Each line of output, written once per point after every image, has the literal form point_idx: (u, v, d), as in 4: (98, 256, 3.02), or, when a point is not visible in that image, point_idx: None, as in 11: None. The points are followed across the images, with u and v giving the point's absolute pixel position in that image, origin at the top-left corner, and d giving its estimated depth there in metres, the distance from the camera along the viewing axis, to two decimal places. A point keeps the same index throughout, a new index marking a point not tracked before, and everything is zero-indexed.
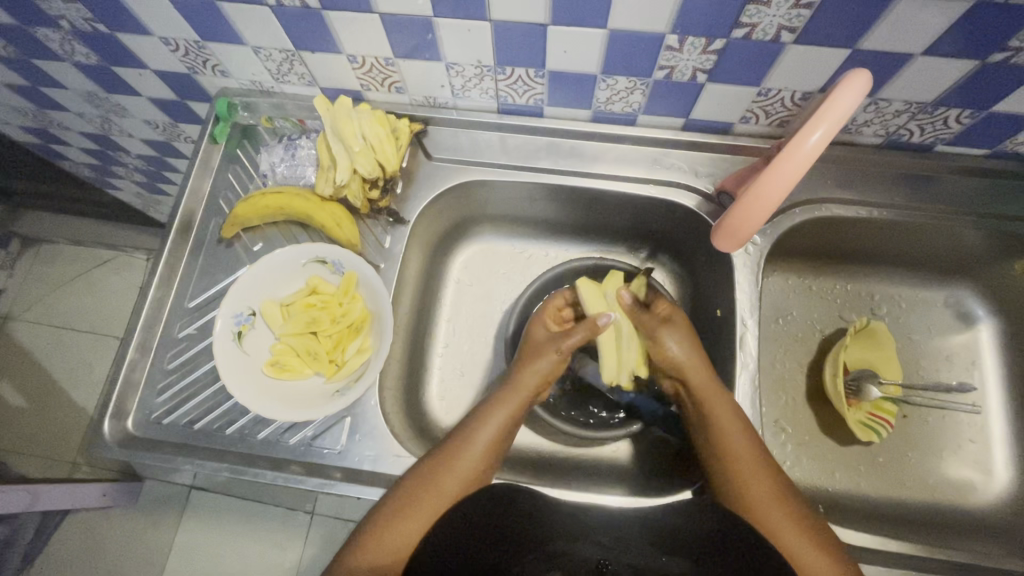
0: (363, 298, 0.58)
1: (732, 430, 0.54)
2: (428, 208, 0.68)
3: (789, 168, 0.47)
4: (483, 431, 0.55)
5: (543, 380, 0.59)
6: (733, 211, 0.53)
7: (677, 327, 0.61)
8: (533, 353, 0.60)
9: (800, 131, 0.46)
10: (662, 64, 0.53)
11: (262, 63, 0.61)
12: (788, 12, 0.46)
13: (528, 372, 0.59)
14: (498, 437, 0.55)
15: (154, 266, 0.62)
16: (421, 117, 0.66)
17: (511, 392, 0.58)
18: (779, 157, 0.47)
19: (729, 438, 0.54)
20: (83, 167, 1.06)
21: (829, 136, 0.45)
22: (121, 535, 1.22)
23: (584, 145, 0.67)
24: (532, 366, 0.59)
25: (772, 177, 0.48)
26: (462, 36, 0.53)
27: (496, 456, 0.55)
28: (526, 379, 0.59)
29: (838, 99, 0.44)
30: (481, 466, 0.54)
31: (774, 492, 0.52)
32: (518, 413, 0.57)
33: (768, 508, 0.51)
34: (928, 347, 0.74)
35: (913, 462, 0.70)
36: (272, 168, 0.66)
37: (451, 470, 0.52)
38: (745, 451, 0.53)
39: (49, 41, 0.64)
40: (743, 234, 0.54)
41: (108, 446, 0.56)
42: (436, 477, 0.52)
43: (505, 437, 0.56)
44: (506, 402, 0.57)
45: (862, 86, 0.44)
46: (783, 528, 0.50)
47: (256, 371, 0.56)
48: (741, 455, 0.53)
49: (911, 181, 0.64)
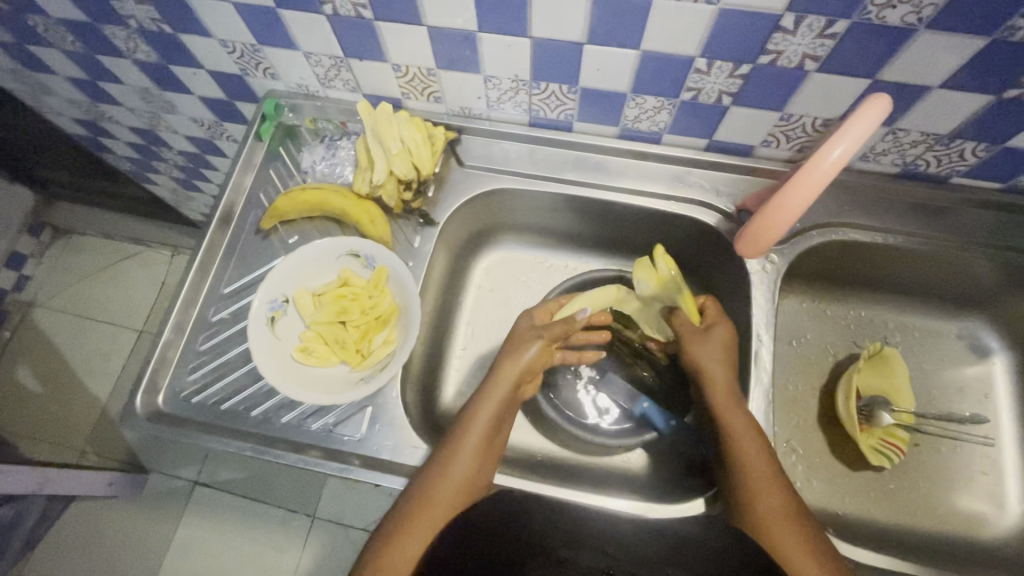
0: (392, 292, 0.60)
1: (744, 438, 0.54)
2: (458, 212, 0.71)
3: (810, 183, 0.50)
4: (468, 436, 0.56)
5: (526, 369, 0.60)
6: (760, 220, 0.58)
7: (716, 342, 0.60)
8: (517, 346, 0.61)
9: (821, 147, 0.49)
10: (689, 86, 0.56)
11: (311, 68, 0.65)
12: (813, 42, 0.49)
13: (510, 365, 0.60)
14: (486, 438, 0.56)
15: (193, 252, 0.65)
16: (456, 126, 0.69)
17: (494, 387, 0.58)
18: (800, 176, 0.51)
19: (743, 447, 0.54)
20: (125, 161, 1.11)
21: (849, 155, 0.47)
22: (127, 523, 1.32)
23: (609, 161, 0.69)
24: (515, 358, 0.60)
25: (793, 194, 0.52)
26: (502, 50, 0.56)
27: (489, 460, 0.56)
28: (501, 380, 0.59)
29: (861, 117, 0.46)
30: (476, 472, 0.54)
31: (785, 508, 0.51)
32: (504, 407, 0.58)
33: (781, 527, 0.50)
34: (941, 377, 0.75)
35: (924, 490, 0.70)
36: (312, 166, 0.70)
37: (444, 480, 0.53)
38: (757, 462, 0.53)
39: (116, 39, 0.68)
40: (761, 247, 0.61)
41: (138, 420, 0.58)
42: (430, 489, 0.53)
43: (492, 442, 0.57)
44: (490, 400, 0.58)
45: (884, 109, 0.45)
46: (790, 544, 0.49)
47: (285, 355, 0.58)
48: (753, 466, 0.53)
49: (928, 212, 0.66)
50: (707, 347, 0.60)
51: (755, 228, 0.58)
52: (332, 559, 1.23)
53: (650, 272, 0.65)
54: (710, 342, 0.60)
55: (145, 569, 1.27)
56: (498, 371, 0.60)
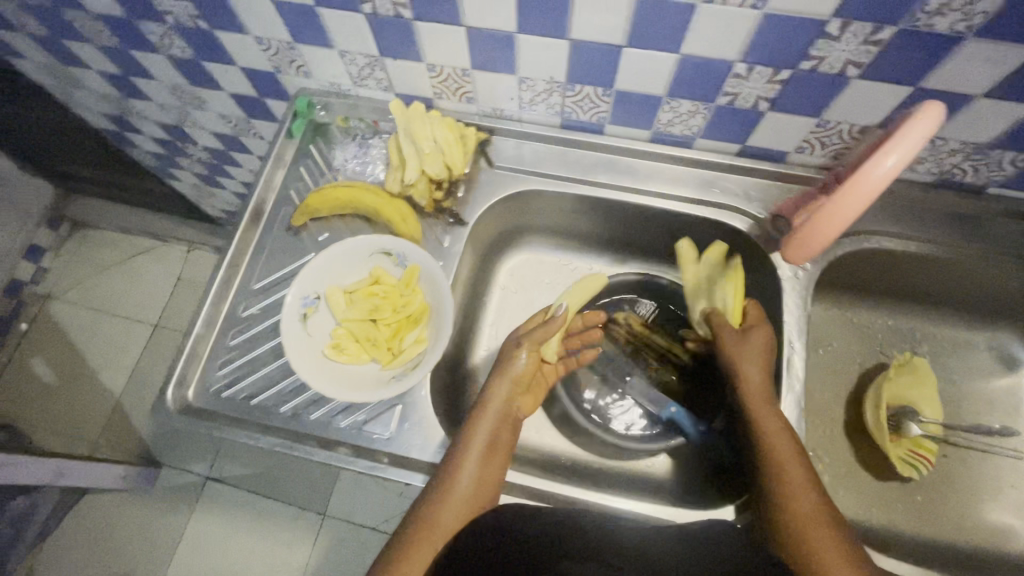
0: (423, 290, 0.60)
1: (777, 444, 0.54)
2: (487, 212, 0.71)
3: (861, 191, 0.50)
4: (470, 449, 0.55)
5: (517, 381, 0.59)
6: (808, 226, 0.57)
7: (754, 346, 0.59)
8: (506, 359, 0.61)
9: (873, 156, 0.48)
10: (727, 91, 0.56)
11: (345, 66, 0.66)
12: (857, 48, 0.48)
13: (501, 379, 0.59)
14: (486, 451, 0.55)
15: (225, 248, 0.65)
16: (487, 127, 0.70)
17: (489, 401, 0.58)
18: (852, 182, 0.50)
19: (777, 453, 0.53)
20: (149, 156, 1.11)
21: (903, 164, 0.47)
22: (139, 517, 1.32)
23: (639, 164, 0.69)
24: (506, 371, 0.60)
25: (848, 199, 0.51)
26: (540, 52, 0.56)
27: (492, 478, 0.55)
28: (494, 400, 0.58)
29: (913, 127, 0.45)
30: (478, 487, 0.53)
31: (825, 519, 0.49)
32: (503, 420, 0.58)
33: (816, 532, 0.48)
34: (969, 388, 0.74)
35: (951, 502, 0.69)
36: (344, 164, 0.70)
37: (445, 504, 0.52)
38: (790, 468, 0.52)
39: (151, 34, 0.69)
40: (808, 250, 0.60)
41: (169, 413, 0.59)
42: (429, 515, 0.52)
43: (493, 459, 0.55)
44: (488, 414, 0.57)
45: (938, 117, 0.45)
46: (828, 552, 0.47)
47: (317, 352, 0.58)
48: (787, 472, 0.52)
49: (961, 222, 0.66)
50: (749, 344, 0.59)
51: (803, 233, 0.58)
52: (343, 558, 1.23)
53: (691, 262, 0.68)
54: (750, 345, 0.60)
55: (156, 562, 1.27)
56: (487, 390, 0.59)
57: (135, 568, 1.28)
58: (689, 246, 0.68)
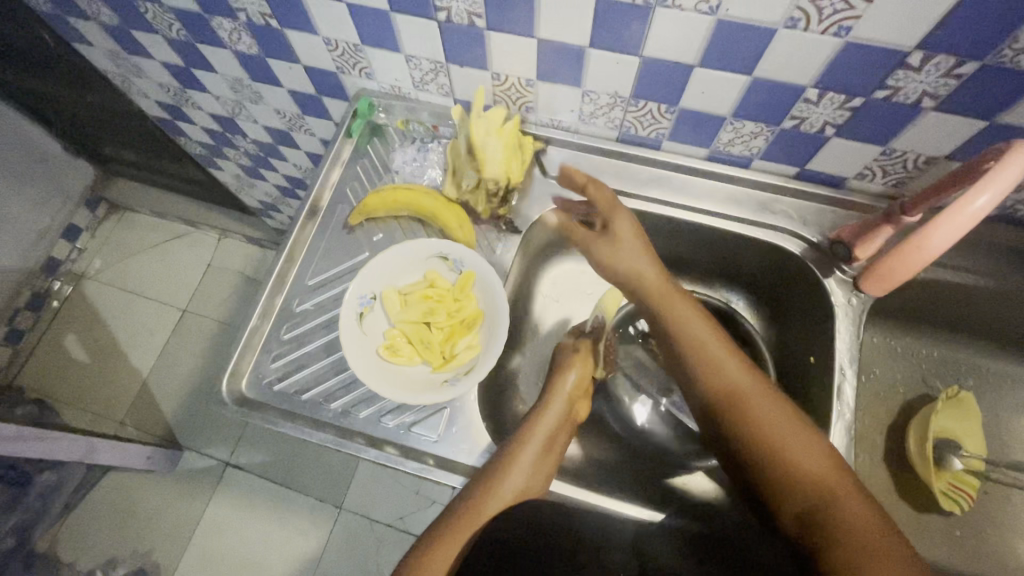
0: (477, 296, 0.61)
1: (705, 347, 0.54)
2: (539, 222, 0.71)
3: (950, 228, 0.49)
4: (530, 442, 0.57)
5: (577, 384, 0.63)
6: (888, 260, 0.57)
7: (624, 237, 0.60)
8: (565, 364, 0.65)
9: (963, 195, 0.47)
10: (794, 115, 0.56)
11: (409, 70, 0.67)
12: (936, 80, 0.48)
13: (562, 383, 0.63)
14: (547, 443, 0.58)
15: (282, 243, 0.66)
16: (543, 137, 0.70)
17: (552, 399, 0.61)
18: (942, 219, 0.49)
19: (706, 354, 0.54)
20: (196, 145, 1.14)
21: (995, 203, 0.46)
22: (160, 497, 1.34)
23: (693, 182, 0.69)
24: (564, 373, 0.64)
25: (934, 238, 0.51)
26: (609, 67, 0.57)
27: (537, 487, 0.56)
28: (555, 402, 0.61)
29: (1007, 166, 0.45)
30: (534, 476, 0.55)
31: (762, 396, 0.50)
32: (563, 418, 0.61)
33: (792, 447, 0.46)
34: (1015, 425, 0.73)
35: (992, 540, 0.68)
36: (401, 166, 0.71)
37: (486, 503, 0.53)
38: (720, 364, 0.53)
39: (221, 30, 0.70)
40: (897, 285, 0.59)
41: (223, 402, 0.60)
42: (463, 510, 0.52)
43: (541, 468, 0.56)
44: (551, 414, 0.60)
45: None
46: (778, 433, 0.47)
47: (371, 351, 0.59)
48: (736, 391, 0.51)
49: (1019, 258, 0.65)
50: (618, 242, 0.60)
51: (885, 267, 0.58)
52: (358, 551, 1.24)
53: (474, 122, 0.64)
54: (619, 234, 0.60)
55: (174, 543, 1.29)
56: (548, 394, 0.62)
57: (154, 547, 1.30)
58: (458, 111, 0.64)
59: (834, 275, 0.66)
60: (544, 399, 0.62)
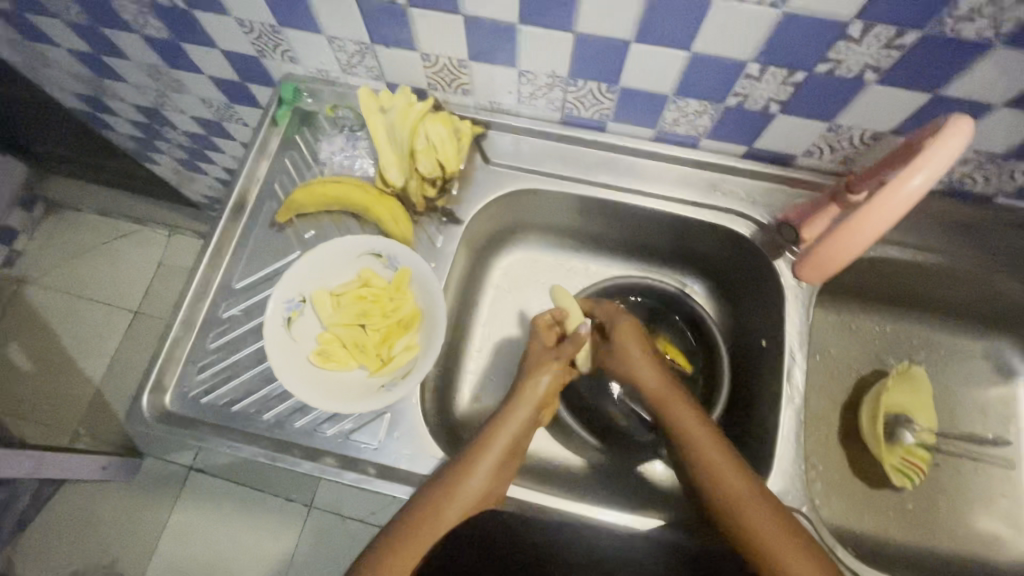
0: (414, 294, 0.58)
1: (709, 455, 0.55)
2: (483, 211, 0.68)
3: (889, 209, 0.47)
4: (493, 448, 0.54)
5: (546, 394, 0.59)
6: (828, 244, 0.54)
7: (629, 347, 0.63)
8: (534, 369, 0.60)
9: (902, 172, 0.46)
10: (737, 91, 0.54)
11: (333, 53, 0.62)
12: (878, 52, 0.46)
13: (531, 390, 0.58)
14: (510, 448, 0.55)
15: (204, 244, 0.62)
16: (482, 121, 0.66)
17: (518, 408, 0.57)
18: (879, 201, 0.48)
19: (706, 458, 0.55)
20: (126, 138, 1.06)
21: (932, 180, 0.45)
22: (119, 507, 1.29)
23: (641, 163, 0.67)
24: (534, 381, 0.59)
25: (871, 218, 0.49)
26: (543, 45, 0.53)
27: (494, 495, 0.54)
28: (521, 406, 0.58)
29: (946, 143, 0.44)
30: (494, 482, 0.54)
31: (762, 507, 0.52)
32: (528, 422, 0.58)
33: (782, 546, 0.50)
34: (964, 397, 0.74)
35: (943, 510, 0.69)
36: (331, 157, 0.67)
37: (444, 510, 0.52)
38: (718, 462, 0.55)
39: (124, 12, 0.64)
40: (829, 268, 0.56)
41: (145, 419, 0.56)
42: (422, 519, 0.52)
43: (501, 473, 0.54)
44: (513, 419, 0.57)
45: (968, 132, 0.44)
46: (772, 534, 0.50)
47: (302, 359, 0.55)
48: (735, 493, 0.53)
49: (967, 231, 0.64)
50: (635, 356, 0.62)
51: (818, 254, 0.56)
52: (328, 549, 1.22)
53: (398, 98, 0.60)
54: (629, 346, 0.63)
55: (137, 554, 1.25)
56: (515, 395, 0.58)
57: (115, 559, 1.25)
58: (371, 96, 0.59)
59: (783, 256, 0.64)
60: (510, 403, 0.58)
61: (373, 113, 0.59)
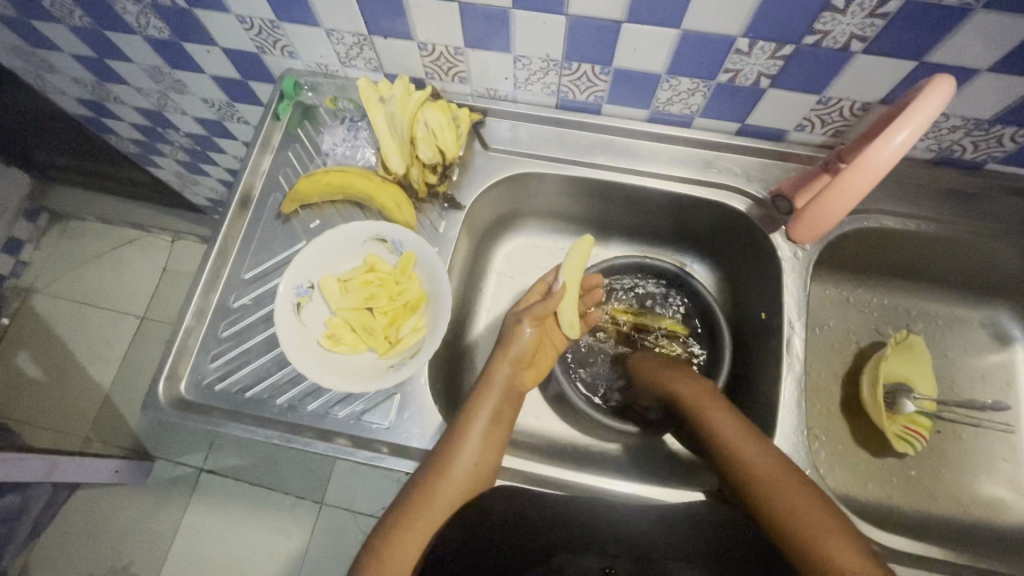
0: (419, 278, 0.59)
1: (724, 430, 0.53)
2: (483, 197, 0.70)
3: (868, 168, 0.50)
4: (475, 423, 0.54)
5: (517, 359, 0.59)
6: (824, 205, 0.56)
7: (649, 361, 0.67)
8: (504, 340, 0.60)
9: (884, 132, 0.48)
10: (728, 67, 0.55)
11: (332, 45, 0.63)
12: (862, 21, 0.47)
13: (503, 358, 0.59)
14: (492, 421, 0.55)
15: (213, 237, 0.63)
16: (480, 108, 0.68)
17: (493, 383, 0.57)
18: (862, 160, 0.50)
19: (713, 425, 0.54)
20: (129, 143, 1.07)
21: (914, 138, 0.47)
22: (133, 510, 1.30)
23: (637, 144, 0.68)
24: (504, 350, 0.59)
25: (860, 173, 0.51)
26: (536, 29, 0.54)
27: (483, 470, 0.53)
28: (498, 376, 0.58)
29: (923, 100, 0.45)
30: (481, 456, 0.53)
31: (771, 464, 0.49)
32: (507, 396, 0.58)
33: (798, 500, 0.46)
34: (963, 364, 0.75)
35: (946, 476, 0.70)
36: (333, 148, 0.68)
37: (436, 490, 0.51)
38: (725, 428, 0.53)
39: (127, 14, 0.65)
40: (824, 226, 0.59)
41: (161, 407, 0.57)
42: (418, 502, 0.50)
43: (489, 445, 0.54)
44: (492, 393, 0.57)
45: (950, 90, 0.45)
46: (784, 486, 0.47)
47: (312, 343, 0.57)
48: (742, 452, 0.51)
49: (958, 200, 0.65)
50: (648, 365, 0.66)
51: (811, 214, 0.58)
52: (341, 543, 1.23)
53: (397, 88, 0.61)
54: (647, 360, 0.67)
55: (153, 555, 1.26)
56: (490, 367, 0.59)
57: (132, 561, 1.27)
58: (370, 86, 0.60)
59: (778, 230, 0.65)
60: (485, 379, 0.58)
61: (373, 104, 0.60)
